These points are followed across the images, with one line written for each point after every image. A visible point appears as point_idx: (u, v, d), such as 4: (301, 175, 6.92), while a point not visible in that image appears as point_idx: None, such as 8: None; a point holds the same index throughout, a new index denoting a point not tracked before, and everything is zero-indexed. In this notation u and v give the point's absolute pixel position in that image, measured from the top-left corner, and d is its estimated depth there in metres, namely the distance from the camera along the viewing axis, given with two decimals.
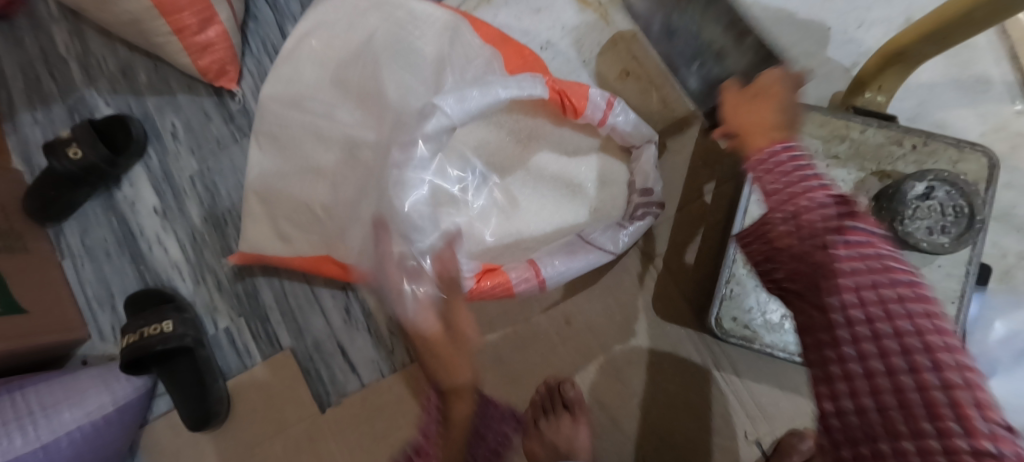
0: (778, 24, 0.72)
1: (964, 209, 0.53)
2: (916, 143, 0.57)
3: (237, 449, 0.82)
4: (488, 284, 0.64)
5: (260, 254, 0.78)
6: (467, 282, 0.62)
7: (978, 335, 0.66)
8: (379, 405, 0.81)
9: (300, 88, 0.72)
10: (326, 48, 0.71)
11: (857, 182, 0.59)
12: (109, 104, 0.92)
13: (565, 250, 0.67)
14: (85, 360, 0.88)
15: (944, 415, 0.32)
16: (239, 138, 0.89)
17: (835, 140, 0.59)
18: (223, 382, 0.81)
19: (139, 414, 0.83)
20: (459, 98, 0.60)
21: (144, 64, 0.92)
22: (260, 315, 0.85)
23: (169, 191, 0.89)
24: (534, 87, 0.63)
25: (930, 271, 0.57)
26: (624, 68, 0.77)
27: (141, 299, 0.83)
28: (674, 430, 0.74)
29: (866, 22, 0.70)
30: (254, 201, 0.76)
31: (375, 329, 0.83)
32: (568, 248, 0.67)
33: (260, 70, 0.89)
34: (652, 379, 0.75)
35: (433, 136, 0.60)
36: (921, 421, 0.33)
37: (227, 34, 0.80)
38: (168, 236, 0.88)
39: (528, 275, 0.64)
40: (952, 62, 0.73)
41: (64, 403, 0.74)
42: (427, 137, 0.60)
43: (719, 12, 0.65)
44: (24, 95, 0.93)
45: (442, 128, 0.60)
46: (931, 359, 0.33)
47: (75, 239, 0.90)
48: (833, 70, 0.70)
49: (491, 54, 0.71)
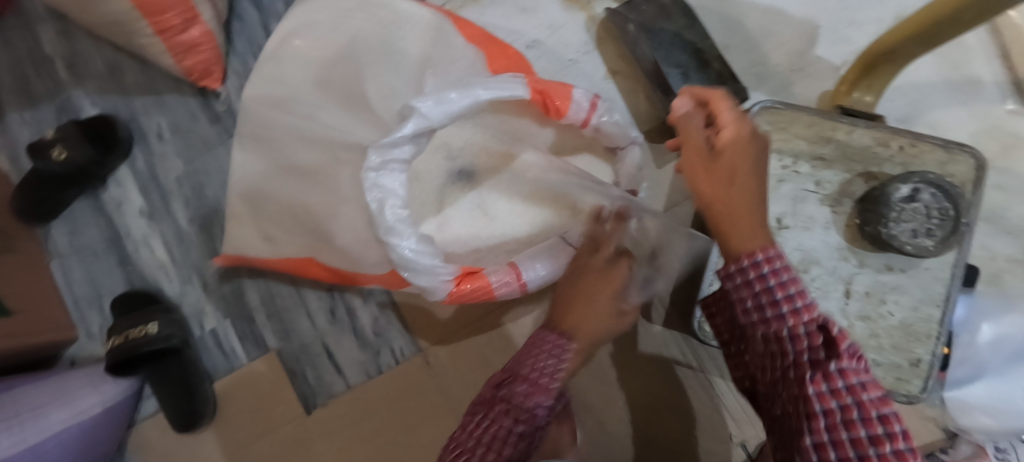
0: (768, 21, 0.70)
1: (950, 211, 0.52)
2: (903, 144, 0.56)
3: (224, 451, 0.82)
4: (468, 287, 0.62)
5: (243, 256, 0.77)
6: (444, 285, 0.61)
7: (966, 337, 0.65)
8: (366, 408, 0.81)
9: (285, 89, 0.70)
10: (310, 49, 0.70)
11: (843, 184, 0.57)
12: (96, 105, 0.91)
13: (547, 254, 0.66)
14: (74, 361, 0.88)
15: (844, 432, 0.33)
16: (226, 139, 0.89)
17: (821, 141, 0.58)
18: (210, 384, 0.81)
19: (127, 415, 0.84)
20: (437, 99, 0.60)
21: (131, 64, 0.91)
22: (246, 316, 0.85)
23: (156, 192, 0.89)
24: (515, 88, 0.61)
25: (917, 274, 0.56)
26: (611, 68, 0.76)
27: (127, 301, 0.83)
28: (660, 432, 0.74)
29: (855, 21, 0.69)
30: (239, 203, 0.75)
31: (361, 331, 0.83)
32: (550, 251, 0.67)
33: (246, 71, 0.89)
34: (638, 381, 0.75)
35: (411, 137, 0.60)
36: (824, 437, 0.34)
37: (212, 34, 0.79)
38: (155, 237, 0.88)
39: (508, 279, 0.63)
40: (944, 60, 0.72)
41: (52, 404, 0.73)
42: (397, 140, 0.59)
43: (690, 36, 0.68)
44: (12, 96, 0.93)
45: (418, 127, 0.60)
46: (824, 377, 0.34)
47: (63, 240, 0.90)
48: (823, 69, 0.69)
49: (475, 53, 0.69)
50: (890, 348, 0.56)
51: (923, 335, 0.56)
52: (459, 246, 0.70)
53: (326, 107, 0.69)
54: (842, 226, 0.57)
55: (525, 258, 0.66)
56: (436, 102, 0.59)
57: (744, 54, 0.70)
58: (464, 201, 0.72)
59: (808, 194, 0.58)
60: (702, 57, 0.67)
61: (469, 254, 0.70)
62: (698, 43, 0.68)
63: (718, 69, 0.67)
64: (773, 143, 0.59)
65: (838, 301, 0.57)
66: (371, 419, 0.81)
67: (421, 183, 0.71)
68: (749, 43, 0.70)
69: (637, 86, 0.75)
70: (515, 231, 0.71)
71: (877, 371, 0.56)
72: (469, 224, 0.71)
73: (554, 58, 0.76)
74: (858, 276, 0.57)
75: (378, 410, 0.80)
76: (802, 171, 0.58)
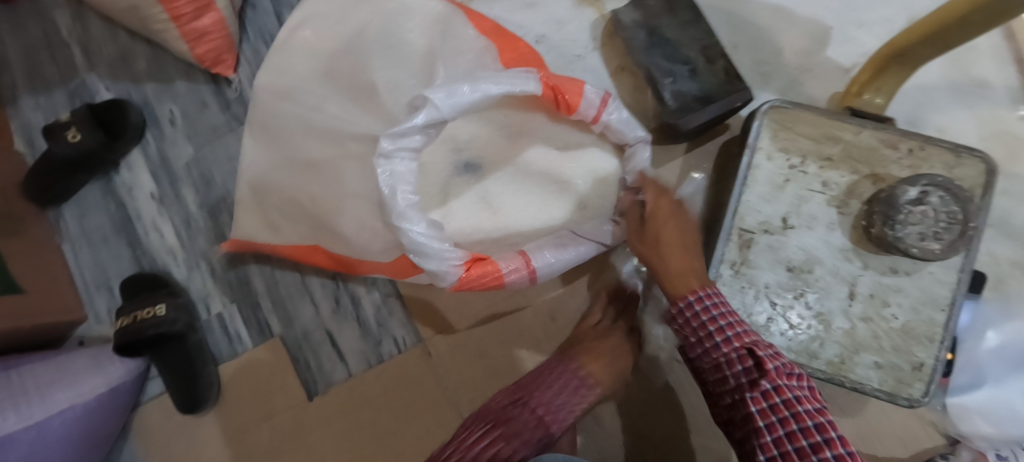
0: (779, 20, 0.70)
1: (957, 216, 0.51)
2: (912, 147, 0.56)
3: (227, 434, 0.83)
4: (477, 273, 0.62)
5: (252, 241, 0.78)
6: (454, 269, 0.61)
7: (969, 343, 0.65)
8: (363, 397, 0.81)
9: (292, 80, 0.71)
10: (320, 39, 0.71)
11: (849, 186, 0.57)
12: (109, 90, 0.93)
13: (555, 243, 0.67)
14: (82, 341, 0.90)
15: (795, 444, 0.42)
16: (234, 126, 0.89)
17: (827, 142, 0.58)
18: (215, 368, 0.82)
19: (132, 396, 0.84)
20: (447, 91, 0.59)
21: (144, 50, 0.92)
22: (251, 302, 0.85)
23: (166, 178, 0.90)
24: (526, 83, 0.62)
25: (921, 278, 0.56)
26: (618, 64, 0.74)
27: (136, 283, 0.84)
28: (656, 428, 0.75)
29: (867, 21, 0.69)
30: (247, 190, 0.76)
31: (363, 320, 0.83)
32: (558, 241, 0.68)
33: (257, 59, 0.89)
34: (636, 377, 0.76)
35: (422, 129, 0.58)
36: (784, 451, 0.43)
37: (224, 22, 0.79)
38: (164, 222, 0.89)
39: (518, 266, 0.64)
40: (956, 63, 0.71)
41: (58, 383, 0.75)
42: (408, 131, 0.58)
43: (701, 30, 0.67)
44: (27, 80, 0.94)
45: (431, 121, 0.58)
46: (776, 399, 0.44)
47: (73, 222, 0.92)
48: (832, 69, 0.69)
49: (484, 47, 0.69)
50: (892, 351, 0.56)
51: (925, 339, 0.55)
52: (462, 236, 0.70)
53: (333, 97, 0.69)
54: (848, 227, 0.57)
55: (535, 247, 0.67)
56: (447, 94, 0.58)
57: (751, 53, 0.70)
58: (468, 192, 0.72)
59: (813, 194, 0.57)
60: (711, 55, 0.67)
61: (473, 245, 0.70)
62: (708, 40, 0.67)
63: (724, 66, 0.66)
64: (780, 143, 0.59)
65: (842, 303, 0.57)
66: (369, 409, 0.81)
67: (428, 175, 0.72)
68: (757, 43, 0.70)
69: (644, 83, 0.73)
70: (519, 224, 0.71)
71: (879, 373, 0.56)
72: (472, 215, 0.71)
73: (560, 52, 0.75)
74: (862, 277, 0.56)
75: (376, 400, 0.81)
76: (808, 171, 0.58)
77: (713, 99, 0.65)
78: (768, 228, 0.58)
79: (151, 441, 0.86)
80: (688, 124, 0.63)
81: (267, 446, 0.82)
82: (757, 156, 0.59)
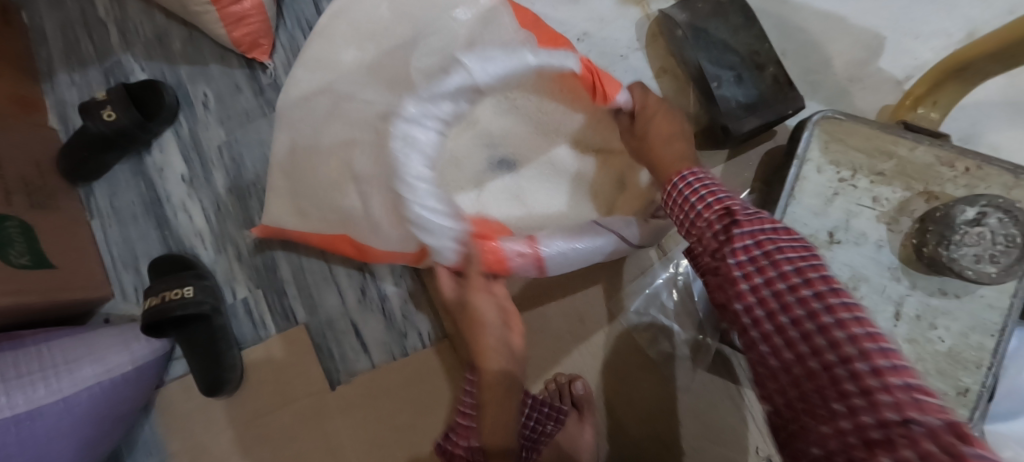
0: (831, 28, 0.68)
1: (1017, 239, 0.50)
2: (968, 166, 0.54)
3: (247, 418, 0.83)
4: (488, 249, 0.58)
5: (281, 228, 0.79)
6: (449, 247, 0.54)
7: (1013, 371, 0.62)
8: (385, 388, 0.81)
9: (330, 68, 0.71)
10: (359, 28, 0.71)
11: (901, 203, 0.55)
12: (143, 70, 0.93)
13: (568, 232, 0.62)
14: (107, 319, 0.90)
15: (864, 376, 0.35)
16: (268, 112, 0.89)
17: (880, 157, 0.56)
18: (238, 352, 0.83)
19: (155, 375, 0.85)
20: (482, 59, 0.54)
21: (180, 32, 0.92)
22: (277, 288, 0.86)
23: (197, 160, 0.90)
24: (567, 61, 0.59)
25: (970, 300, 0.54)
26: (661, 65, 0.73)
27: (164, 264, 0.85)
28: (681, 437, 0.73)
29: (924, 34, 0.66)
30: (279, 176, 0.76)
31: (388, 311, 0.83)
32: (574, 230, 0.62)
33: (293, 45, 0.89)
34: (662, 383, 0.74)
35: (452, 96, 0.54)
36: (845, 386, 0.36)
37: (263, 7, 0.79)
38: (193, 204, 0.89)
39: (526, 251, 0.58)
40: (1014, 81, 0.68)
41: (86, 358, 0.76)
42: (436, 94, 0.53)
43: (750, 35, 0.66)
44: (63, 56, 0.95)
45: (463, 84, 0.54)
46: (832, 317, 0.37)
47: (103, 200, 0.92)
48: (884, 81, 0.67)
49: (525, 38, 0.67)
50: (936, 374, 0.55)
51: (971, 364, 0.54)
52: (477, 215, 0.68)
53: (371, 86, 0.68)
54: (897, 245, 0.55)
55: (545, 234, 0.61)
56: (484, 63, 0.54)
57: (800, 61, 0.68)
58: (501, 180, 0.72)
59: (862, 209, 0.56)
60: (760, 61, 0.65)
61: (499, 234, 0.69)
62: (757, 47, 0.65)
63: (773, 73, 0.64)
64: (830, 155, 0.57)
65: (887, 322, 0.55)
66: (384, 403, 0.81)
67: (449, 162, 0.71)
68: (807, 51, 0.68)
69: (687, 85, 0.72)
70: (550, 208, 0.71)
71: None
72: (497, 203, 0.70)
73: (600, 51, 0.74)
74: (908, 297, 0.55)
75: (391, 393, 0.81)
76: (858, 186, 0.56)
77: (760, 107, 0.63)
78: (813, 242, 0.57)
79: (170, 421, 0.86)
80: (742, 127, 0.63)
81: (286, 432, 0.82)
82: (805, 168, 0.57)
